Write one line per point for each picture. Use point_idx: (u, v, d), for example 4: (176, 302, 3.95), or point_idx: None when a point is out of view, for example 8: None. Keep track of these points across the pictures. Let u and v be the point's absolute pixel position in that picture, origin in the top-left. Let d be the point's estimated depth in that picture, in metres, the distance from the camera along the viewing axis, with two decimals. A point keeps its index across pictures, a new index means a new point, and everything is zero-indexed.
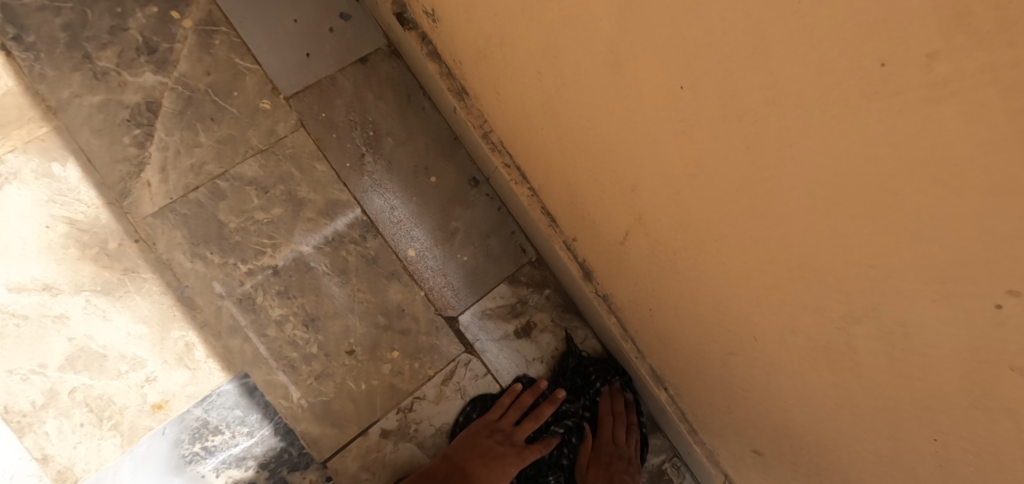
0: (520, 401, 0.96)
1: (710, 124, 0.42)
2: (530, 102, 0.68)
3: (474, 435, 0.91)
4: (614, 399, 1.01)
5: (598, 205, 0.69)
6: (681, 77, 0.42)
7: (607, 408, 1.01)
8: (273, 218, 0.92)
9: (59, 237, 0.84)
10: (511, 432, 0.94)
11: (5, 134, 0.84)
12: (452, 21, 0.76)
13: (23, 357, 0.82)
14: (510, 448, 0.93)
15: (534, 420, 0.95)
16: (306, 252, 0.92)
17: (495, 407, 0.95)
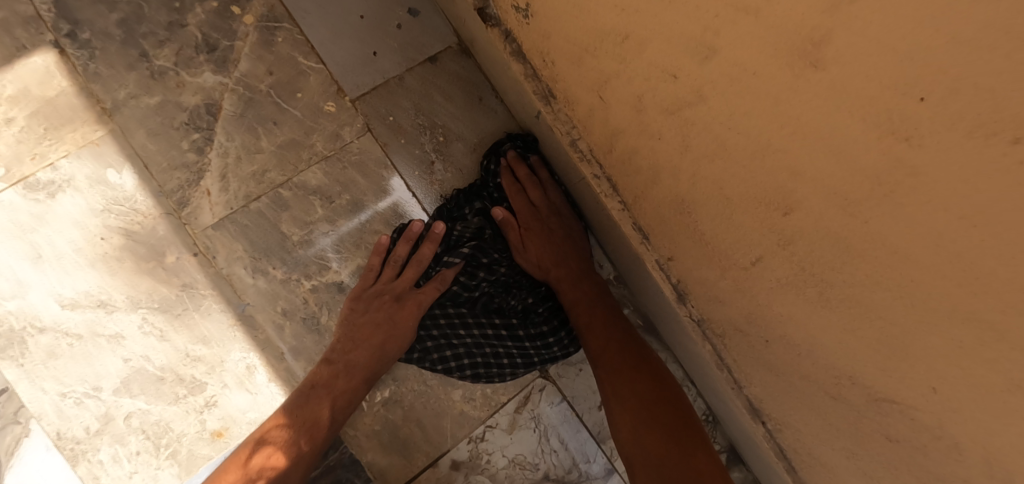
0: (395, 255, 0.83)
1: (953, 145, 0.35)
2: (652, 106, 0.61)
3: (350, 314, 0.80)
4: (514, 169, 0.88)
5: (725, 225, 0.62)
6: (922, 84, 0.35)
7: (508, 181, 0.88)
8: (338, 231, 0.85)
9: (114, 249, 0.78)
10: (393, 286, 0.82)
11: (59, 138, 0.78)
12: (551, 15, 0.68)
13: (77, 378, 0.76)
14: (400, 307, 0.81)
15: (417, 264, 0.83)
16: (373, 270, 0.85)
17: (381, 273, 0.83)
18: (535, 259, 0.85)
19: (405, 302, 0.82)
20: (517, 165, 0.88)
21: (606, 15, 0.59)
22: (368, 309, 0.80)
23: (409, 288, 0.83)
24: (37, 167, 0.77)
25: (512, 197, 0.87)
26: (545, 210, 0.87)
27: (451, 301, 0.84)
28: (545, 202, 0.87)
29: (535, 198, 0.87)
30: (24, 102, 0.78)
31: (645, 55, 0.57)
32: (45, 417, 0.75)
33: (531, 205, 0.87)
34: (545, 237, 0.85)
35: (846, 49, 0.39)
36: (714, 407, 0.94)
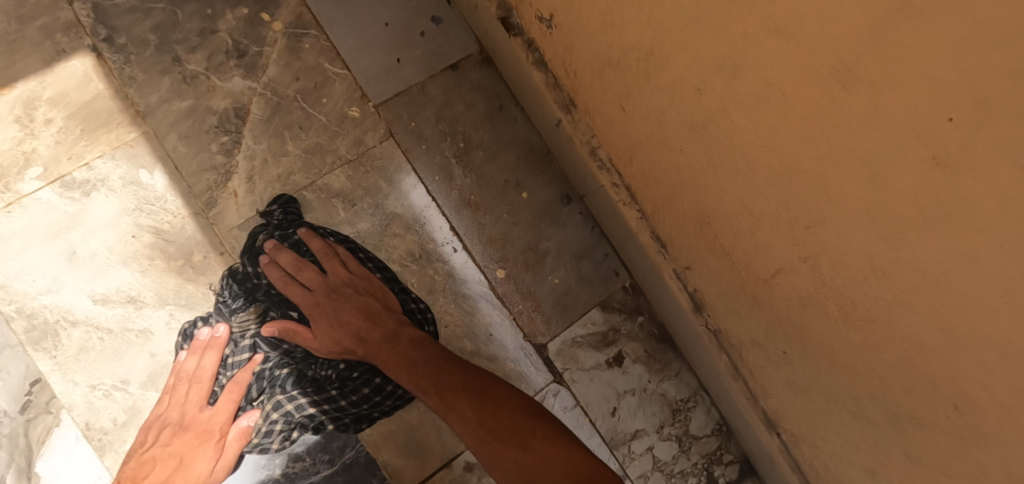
0: (202, 365, 0.79)
1: (984, 167, 0.35)
2: (674, 119, 0.62)
3: (142, 449, 0.77)
4: (279, 251, 0.82)
5: (747, 237, 0.63)
6: (951, 107, 0.35)
7: (277, 276, 0.82)
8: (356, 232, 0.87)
9: (145, 247, 0.81)
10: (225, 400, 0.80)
11: (95, 139, 0.81)
12: (575, 27, 0.69)
13: (106, 371, 0.78)
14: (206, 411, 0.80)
15: (194, 384, 0.79)
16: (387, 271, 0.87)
17: (175, 393, 0.78)
18: (332, 342, 0.82)
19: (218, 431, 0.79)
20: (279, 253, 0.82)
21: (630, 30, 0.60)
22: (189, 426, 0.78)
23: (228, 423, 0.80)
24: (73, 167, 0.80)
25: (289, 287, 0.82)
26: (322, 290, 0.83)
27: (269, 388, 0.82)
28: (343, 278, 0.83)
29: (311, 280, 0.83)
30: (62, 104, 0.81)
31: (669, 70, 0.58)
32: (75, 408, 0.78)
33: (309, 290, 0.83)
34: (353, 306, 0.82)
35: (874, 70, 0.39)
36: (728, 417, 0.94)
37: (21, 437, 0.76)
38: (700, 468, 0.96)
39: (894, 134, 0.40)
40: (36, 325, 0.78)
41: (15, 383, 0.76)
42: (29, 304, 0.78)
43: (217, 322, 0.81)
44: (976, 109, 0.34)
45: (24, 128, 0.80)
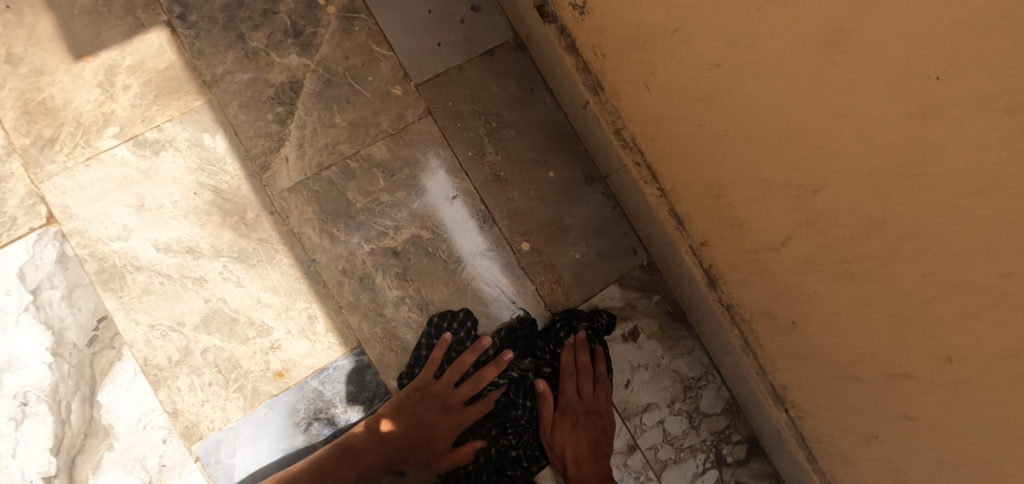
0: (481, 375, 0.90)
1: (967, 118, 0.40)
2: (693, 95, 0.68)
3: (405, 400, 0.88)
4: (577, 352, 0.95)
5: (759, 206, 0.68)
6: (938, 65, 0.40)
7: (568, 361, 0.95)
8: (384, 202, 0.93)
9: (205, 204, 0.89)
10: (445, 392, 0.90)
11: (166, 104, 0.90)
12: (605, 12, 0.75)
13: (165, 313, 0.87)
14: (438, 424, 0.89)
15: (476, 385, 0.90)
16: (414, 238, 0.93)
17: (445, 378, 0.90)
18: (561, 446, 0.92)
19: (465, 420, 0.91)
20: (582, 348, 0.95)
21: (657, 13, 0.66)
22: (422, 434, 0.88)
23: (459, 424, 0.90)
24: (146, 128, 0.89)
25: (567, 378, 0.94)
26: (586, 402, 0.93)
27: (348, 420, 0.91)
28: (603, 403, 0.94)
29: (587, 389, 0.93)
30: (139, 72, 0.90)
31: (690, 49, 0.64)
32: (135, 345, 0.86)
33: (597, 399, 0.94)
34: (587, 432, 0.91)
35: (869, 36, 0.44)
36: (738, 395, 0.98)
37: (87, 368, 0.84)
38: (709, 444, 0.99)
39: (886, 94, 0.45)
40: (106, 268, 0.86)
41: (85, 318, 0.85)
42: (101, 248, 0.86)
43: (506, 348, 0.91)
44: (960, 65, 0.39)
45: (105, 93, 0.89)
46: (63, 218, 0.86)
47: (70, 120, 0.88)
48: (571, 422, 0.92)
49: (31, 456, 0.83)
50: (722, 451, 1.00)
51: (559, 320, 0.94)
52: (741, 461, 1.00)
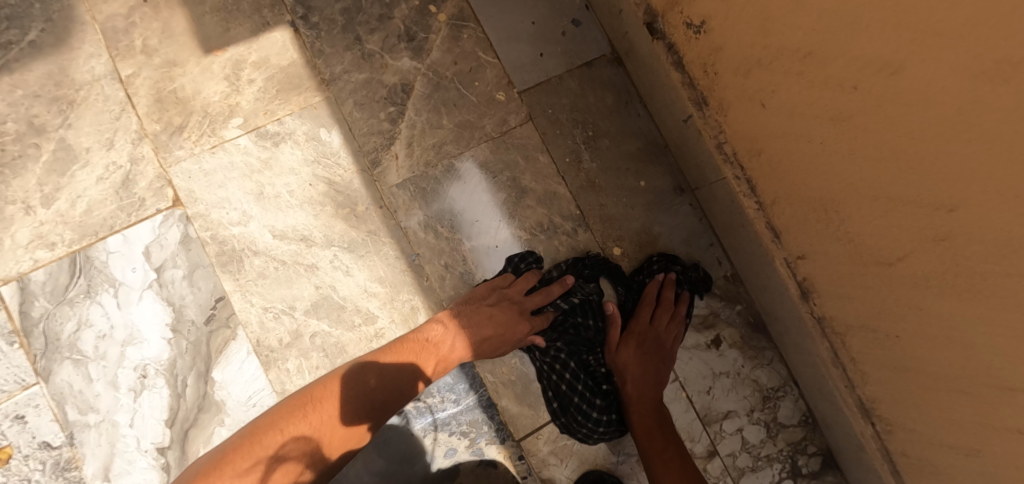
0: (550, 288, 0.93)
1: None
2: (818, 114, 0.72)
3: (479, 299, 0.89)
4: (663, 286, 0.97)
5: (878, 222, 0.71)
6: None
7: (652, 294, 0.96)
8: (452, 265, 0.95)
9: (319, 194, 0.93)
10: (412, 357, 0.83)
11: (287, 99, 0.95)
12: (728, 32, 0.80)
13: (277, 297, 0.91)
14: (512, 331, 0.88)
15: (546, 296, 0.92)
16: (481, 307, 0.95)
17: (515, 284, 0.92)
18: (624, 365, 0.94)
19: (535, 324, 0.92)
20: (667, 286, 0.96)
21: (793, 34, 0.71)
22: (497, 336, 0.87)
23: (518, 337, 0.89)
24: (267, 121, 0.94)
25: (643, 307, 0.97)
26: (651, 330, 0.96)
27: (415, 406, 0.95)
28: (671, 333, 0.96)
29: (663, 319, 0.96)
30: (264, 68, 0.95)
31: (825, 70, 0.69)
32: (249, 326, 0.90)
33: (665, 329, 0.96)
34: (654, 355, 0.94)
35: None
36: (816, 408, 1.00)
37: (204, 345, 0.88)
38: (785, 455, 1.01)
39: None
40: (225, 251, 0.90)
41: (204, 298, 0.89)
42: (222, 232, 0.91)
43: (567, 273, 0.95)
44: None
45: (231, 85, 0.94)
46: (187, 201, 0.91)
47: (198, 110, 0.93)
48: (642, 344, 0.94)
49: (147, 427, 0.86)
50: (798, 462, 1.02)
51: (657, 260, 0.99)
52: (817, 473, 1.02)
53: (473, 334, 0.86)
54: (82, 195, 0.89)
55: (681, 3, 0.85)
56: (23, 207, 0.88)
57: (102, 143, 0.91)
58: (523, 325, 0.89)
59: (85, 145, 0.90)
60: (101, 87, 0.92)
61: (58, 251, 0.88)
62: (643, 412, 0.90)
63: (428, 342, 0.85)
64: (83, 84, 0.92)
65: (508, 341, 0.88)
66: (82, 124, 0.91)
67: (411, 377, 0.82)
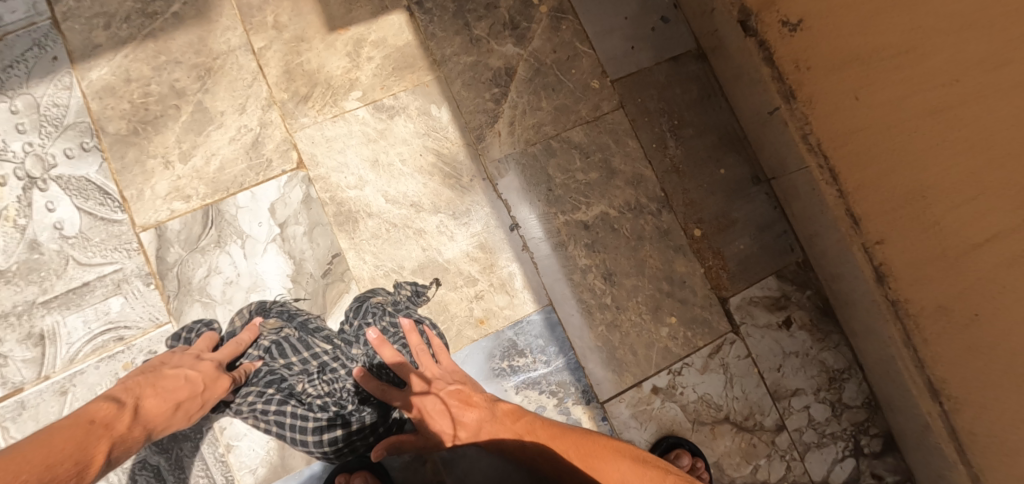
0: (241, 337, 0.88)
1: None
2: (913, 106, 0.80)
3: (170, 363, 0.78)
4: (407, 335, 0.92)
5: (961, 208, 0.78)
6: None
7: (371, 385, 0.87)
8: (306, 351, 0.91)
9: (428, 165, 1.01)
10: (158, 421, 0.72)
11: (402, 77, 1.03)
12: (825, 30, 0.87)
13: (389, 256, 0.98)
14: (211, 386, 0.78)
15: (235, 349, 0.85)
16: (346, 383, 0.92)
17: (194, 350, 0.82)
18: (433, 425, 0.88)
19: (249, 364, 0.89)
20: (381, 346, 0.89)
21: (894, 32, 0.78)
22: (201, 395, 0.77)
23: (219, 390, 0.80)
24: (384, 95, 1.02)
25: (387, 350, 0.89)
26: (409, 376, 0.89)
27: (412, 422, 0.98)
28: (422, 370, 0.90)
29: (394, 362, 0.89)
30: (381, 47, 1.03)
31: (925, 65, 0.76)
32: (362, 281, 0.97)
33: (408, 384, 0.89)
34: (438, 397, 0.87)
35: None
36: (881, 390, 1.06)
37: (320, 296, 0.96)
38: (848, 434, 1.07)
39: None
40: (343, 211, 0.98)
41: (322, 253, 0.97)
42: (340, 194, 0.98)
43: (257, 357, 0.90)
44: None
45: (351, 61, 1.02)
46: (310, 164, 0.99)
47: (321, 82, 1.01)
48: (416, 405, 0.87)
49: None
50: (860, 442, 1.07)
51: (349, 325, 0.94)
52: (878, 454, 1.07)
53: (161, 400, 0.72)
54: (216, 153, 0.97)
55: (779, 2, 0.92)
56: (163, 161, 0.96)
57: (235, 107, 0.99)
58: (220, 377, 0.80)
59: (219, 109, 0.99)
60: (236, 57, 1.00)
61: (193, 204, 0.95)
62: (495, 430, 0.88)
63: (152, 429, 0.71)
64: (219, 53, 1.00)
65: (240, 376, 0.85)
66: (218, 90, 0.99)
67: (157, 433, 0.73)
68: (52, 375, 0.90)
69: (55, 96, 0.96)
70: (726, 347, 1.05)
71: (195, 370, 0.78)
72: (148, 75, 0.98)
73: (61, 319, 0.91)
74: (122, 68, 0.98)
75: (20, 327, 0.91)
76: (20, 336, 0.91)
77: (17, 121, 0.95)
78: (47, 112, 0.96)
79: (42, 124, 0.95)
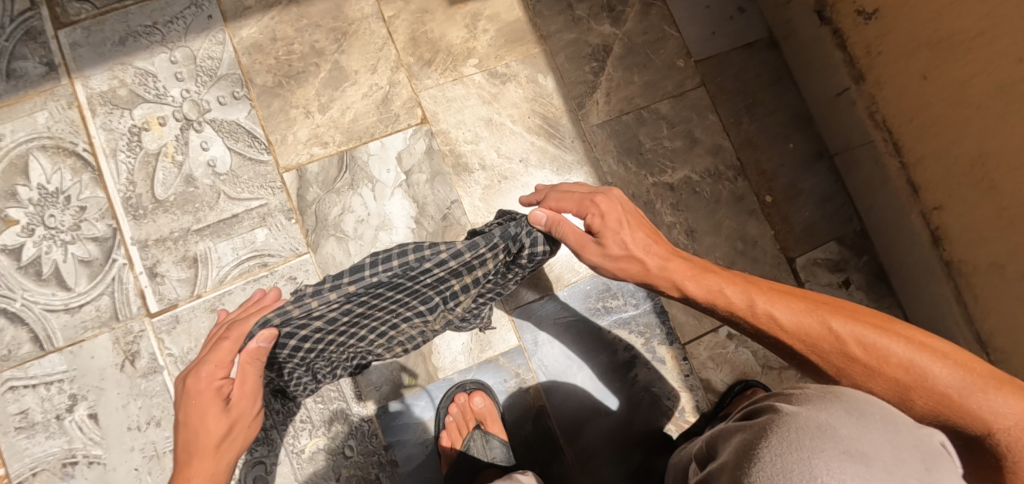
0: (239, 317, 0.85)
1: None
2: (979, 83, 0.93)
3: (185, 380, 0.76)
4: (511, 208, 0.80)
5: (1017, 173, 0.91)
6: None
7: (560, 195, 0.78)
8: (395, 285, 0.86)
9: (535, 126, 1.13)
10: (224, 431, 0.73)
11: (513, 49, 1.16)
12: (900, 18, 1.01)
13: (499, 204, 1.10)
14: (197, 387, 0.72)
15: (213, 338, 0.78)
16: (444, 274, 0.72)
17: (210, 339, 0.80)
18: (613, 230, 0.75)
19: (235, 331, 0.69)
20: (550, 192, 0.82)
21: (967, 19, 0.92)
22: (225, 399, 0.73)
23: (220, 376, 0.72)
24: (497, 64, 1.15)
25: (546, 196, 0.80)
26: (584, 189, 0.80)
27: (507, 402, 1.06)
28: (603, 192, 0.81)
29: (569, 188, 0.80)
30: (495, 22, 1.16)
31: (997, 46, 0.89)
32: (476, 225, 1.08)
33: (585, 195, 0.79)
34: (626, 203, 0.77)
35: None
36: None
37: (440, 236, 1.07)
38: None
39: None
40: (460, 163, 1.10)
41: (442, 199, 1.08)
42: (459, 148, 1.10)
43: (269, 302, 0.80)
44: None
45: (469, 32, 1.15)
46: (433, 121, 1.11)
47: (443, 49, 1.14)
48: (598, 199, 0.76)
49: None
50: None
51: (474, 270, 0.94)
52: None
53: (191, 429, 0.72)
54: (350, 107, 1.09)
55: None
56: (304, 111, 1.08)
57: (367, 68, 1.11)
58: (198, 376, 0.71)
59: (354, 68, 1.11)
60: (368, 23, 1.13)
61: (330, 149, 1.07)
62: (693, 267, 0.74)
63: (221, 440, 0.73)
64: (354, 20, 1.12)
65: (224, 354, 0.70)
66: (352, 52, 1.11)
67: (252, 414, 0.75)
68: (204, 293, 1.01)
69: (210, 50, 1.08)
70: None
71: (188, 384, 0.72)
72: (291, 36, 1.10)
73: (213, 245, 1.02)
74: (268, 28, 1.10)
75: (176, 250, 1.02)
76: (176, 259, 1.01)
77: (177, 70, 1.07)
78: (203, 64, 1.07)
79: (198, 74, 1.07)
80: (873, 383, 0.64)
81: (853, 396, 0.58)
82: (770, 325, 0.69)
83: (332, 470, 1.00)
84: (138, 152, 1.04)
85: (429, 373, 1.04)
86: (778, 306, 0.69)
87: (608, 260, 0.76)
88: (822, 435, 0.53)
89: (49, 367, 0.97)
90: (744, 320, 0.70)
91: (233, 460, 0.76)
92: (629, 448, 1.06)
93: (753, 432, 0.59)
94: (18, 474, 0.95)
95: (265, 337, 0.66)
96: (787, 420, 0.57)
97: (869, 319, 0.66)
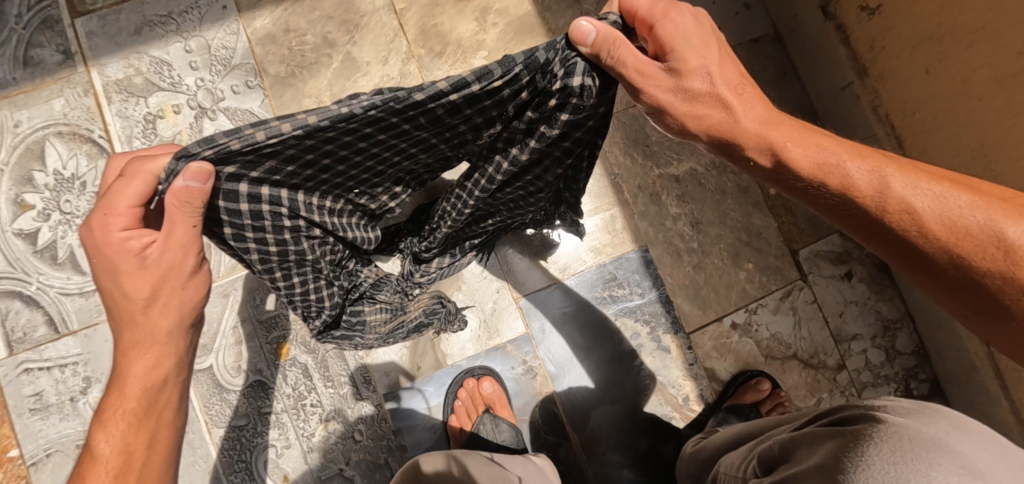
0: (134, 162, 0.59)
1: None
2: (981, 76, 0.94)
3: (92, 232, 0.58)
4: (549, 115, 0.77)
5: (1016, 165, 0.92)
6: None
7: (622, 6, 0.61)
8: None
9: None
10: (148, 294, 0.60)
11: (522, 42, 1.18)
12: (904, 13, 1.03)
13: None
14: (106, 242, 0.56)
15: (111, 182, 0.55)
16: (461, 104, 0.53)
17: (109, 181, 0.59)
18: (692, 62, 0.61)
19: (131, 170, 0.53)
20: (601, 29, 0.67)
21: (970, 13, 0.93)
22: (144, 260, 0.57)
23: (122, 229, 0.56)
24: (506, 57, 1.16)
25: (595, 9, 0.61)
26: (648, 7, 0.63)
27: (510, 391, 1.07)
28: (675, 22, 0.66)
29: None
30: (504, 15, 1.18)
31: (998, 40, 0.91)
32: None
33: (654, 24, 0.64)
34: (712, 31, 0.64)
35: None
36: (931, 339, 1.19)
37: None
38: (900, 377, 1.20)
39: None
40: None
41: None
42: None
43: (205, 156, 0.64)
44: None
45: (479, 25, 1.17)
46: None
47: (453, 42, 1.15)
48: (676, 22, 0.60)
49: None
50: (910, 385, 1.20)
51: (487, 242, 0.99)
52: (925, 396, 1.20)
53: (114, 280, 0.59)
54: None
55: None
56: (317, 102, 1.10)
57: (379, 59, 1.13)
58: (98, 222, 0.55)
59: (366, 60, 1.13)
60: (380, 16, 1.14)
61: None
62: (792, 128, 0.65)
63: (148, 304, 0.60)
64: (365, 12, 1.14)
65: (127, 194, 0.54)
66: (364, 44, 1.13)
67: (189, 269, 0.60)
68: (216, 278, 1.02)
69: (225, 40, 1.10)
70: (796, 295, 1.18)
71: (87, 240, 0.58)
72: (303, 27, 1.12)
73: None
74: (282, 19, 1.12)
75: None
76: None
77: (191, 59, 1.09)
78: (217, 53, 1.09)
79: (212, 63, 1.09)
80: (970, 248, 0.56)
81: (949, 415, 0.60)
82: (901, 213, 0.59)
83: (341, 454, 1.01)
84: (153, 140, 1.06)
85: (437, 359, 1.06)
86: (895, 167, 0.61)
87: (682, 97, 0.63)
88: (940, 452, 0.55)
89: (64, 349, 0.99)
90: (861, 203, 0.60)
91: (183, 323, 0.63)
92: (634, 435, 1.08)
93: (848, 439, 0.60)
94: (31, 455, 0.96)
95: (200, 175, 0.48)
96: (898, 430, 0.58)
97: (966, 182, 0.61)
